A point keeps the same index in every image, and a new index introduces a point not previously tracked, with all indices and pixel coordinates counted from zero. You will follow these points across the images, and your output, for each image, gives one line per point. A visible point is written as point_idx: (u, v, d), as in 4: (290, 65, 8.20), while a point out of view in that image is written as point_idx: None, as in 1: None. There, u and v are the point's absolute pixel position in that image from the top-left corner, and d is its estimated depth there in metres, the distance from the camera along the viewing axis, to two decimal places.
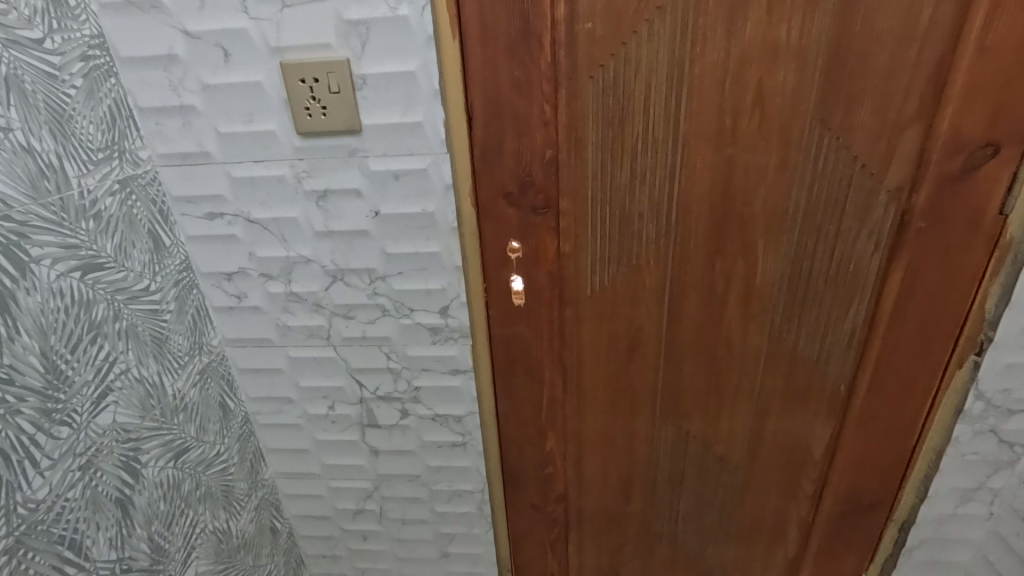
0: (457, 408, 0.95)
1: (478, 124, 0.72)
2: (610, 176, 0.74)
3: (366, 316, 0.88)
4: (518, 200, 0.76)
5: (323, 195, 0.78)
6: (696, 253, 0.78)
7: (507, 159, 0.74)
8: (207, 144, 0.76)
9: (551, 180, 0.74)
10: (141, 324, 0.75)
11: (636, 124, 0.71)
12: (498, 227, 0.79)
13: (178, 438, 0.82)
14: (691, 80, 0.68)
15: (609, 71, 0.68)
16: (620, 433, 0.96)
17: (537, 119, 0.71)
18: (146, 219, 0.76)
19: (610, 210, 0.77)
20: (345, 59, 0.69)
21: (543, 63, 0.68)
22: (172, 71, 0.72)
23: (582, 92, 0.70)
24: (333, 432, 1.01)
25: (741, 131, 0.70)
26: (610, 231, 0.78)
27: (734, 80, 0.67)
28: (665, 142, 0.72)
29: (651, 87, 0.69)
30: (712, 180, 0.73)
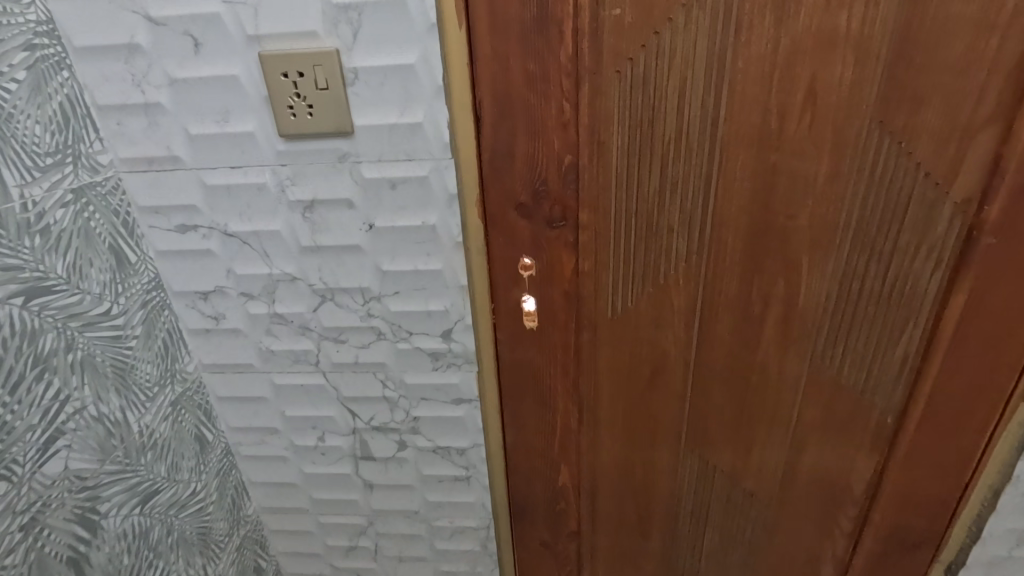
0: (459, 439, 0.86)
1: (486, 126, 0.63)
2: (636, 185, 0.65)
3: (359, 340, 0.78)
4: (531, 212, 0.67)
5: (309, 205, 0.69)
6: (731, 272, 0.69)
7: (519, 165, 0.64)
8: (177, 147, 0.67)
9: (570, 189, 0.65)
10: (100, 354, 0.66)
11: (668, 126, 0.62)
12: (508, 242, 0.69)
13: (145, 481, 0.72)
14: (733, 75, 0.59)
15: (638, 65, 0.59)
16: (640, 467, 0.87)
17: (554, 119, 0.62)
18: (107, 233, 0.67)
19: (635, 224, 0.68)
20: (333, 50, 0.59)
21: (563, 55, 0.59)
22: (135, 64, 0.63)
23: (606, 88, 0.61)
24: (322, 465, 0.92)
25: (788, 134, 0.61)
26: (635, 247, 0.69)
27: (782, 75, 0.58)
28: (700, 147, 0.63)
29: (686, 83, 0.60)
30: (752, 190, 0.64)
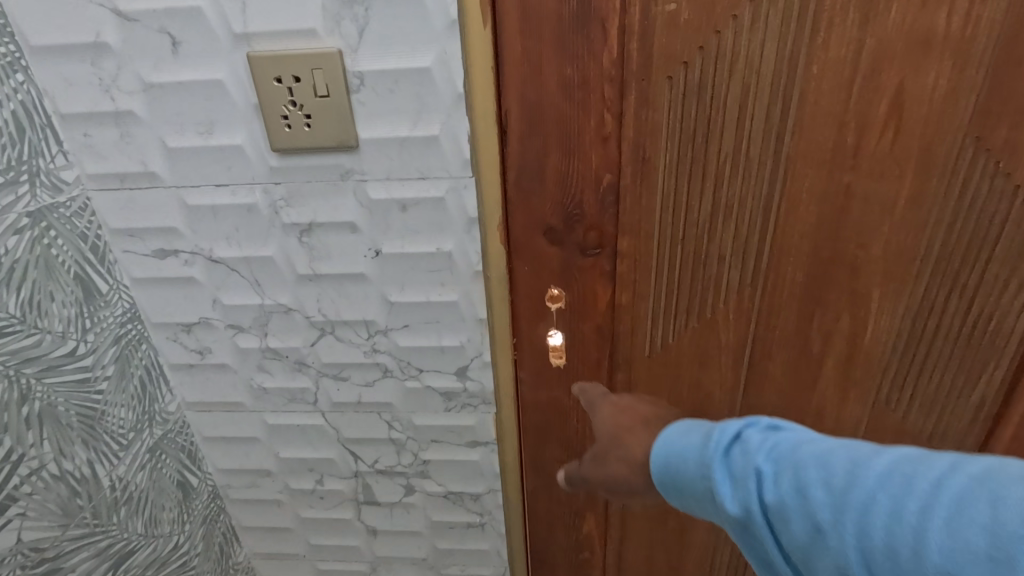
0: (474, 485, 0.77)
1: (513, 140, 0.55)
2: (684, 207, 0.57)
3: (362, 377, 0.70)
4: (563, 237, 0.59)
5: (307, 228, 0.60)
6: (789, 306, 0.61)
7: (550, 185, 0.57)
8: (154, 162, 0.58)
9: (608, 213, 0.58)
10: (62, 403, 0.57)
11: (725, 141, 0.53)
12: (535, 270, 0.62)
13: (117, 542, 0.64)
14: (805, 81, 0.50)
15: (693, 69, 0.51)
16: (674, 513, 0.78)
17: (593, 133, 0.54)
18: (72, 261, 0.58)
19: (681, 251, 0.59)
20: (335, 51, 0.50)
21: (605, 60, 0.51)
22: (102, 66, 0.54)
23: (655, 97, 0.52)
24: (321, 509, 0.83)
25: (867, 150, 0.52)
26: (680, 279, 0.61)
27: (864, 82, 0.50)
28: (762, 164, 0.54)
29: (749, 91, 0.51)
30: (820, 215, 0.56)
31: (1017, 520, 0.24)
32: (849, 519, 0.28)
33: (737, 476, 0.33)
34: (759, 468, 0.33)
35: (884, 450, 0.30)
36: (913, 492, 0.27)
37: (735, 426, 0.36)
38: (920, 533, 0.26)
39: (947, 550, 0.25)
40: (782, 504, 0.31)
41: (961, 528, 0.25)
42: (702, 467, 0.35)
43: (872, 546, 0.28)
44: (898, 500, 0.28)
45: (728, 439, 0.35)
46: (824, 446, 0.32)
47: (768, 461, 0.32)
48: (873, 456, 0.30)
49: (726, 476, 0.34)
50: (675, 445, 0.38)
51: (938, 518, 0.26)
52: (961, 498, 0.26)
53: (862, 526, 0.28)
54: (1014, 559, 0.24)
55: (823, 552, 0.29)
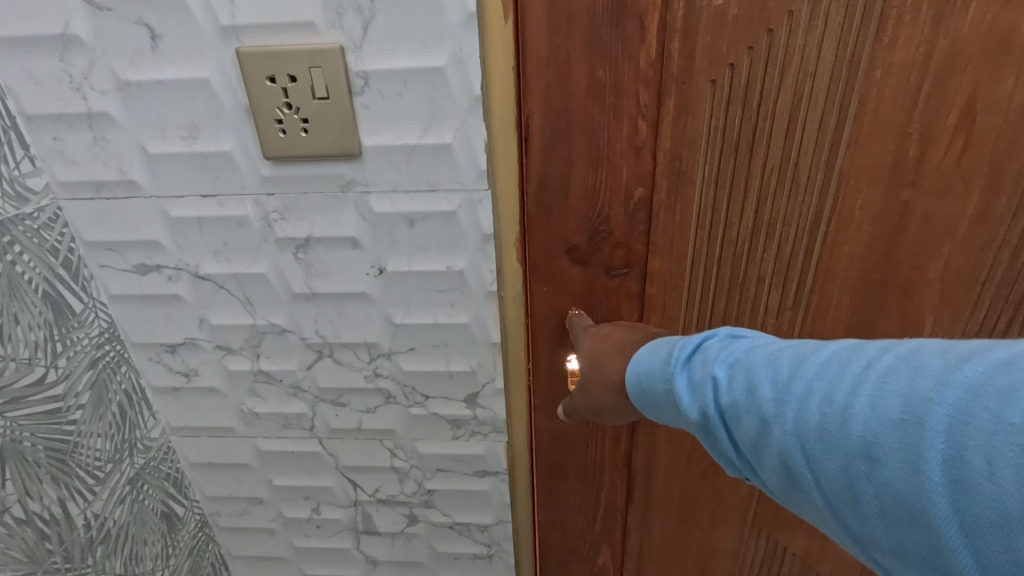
0: (481, 515, 0.72)
1: (536, 151, 0.51)
2: (723, 224, 0.53)
3: (363, 403, 0.64)
4: (586, 256, 0.56)
5: (303, 244, 0.54)
6: (834, 332, 0.56)
7: (576, 199, 0.53)
8: (132, 169, 0.52)
9: (638, 229, 0.54)
10: (28, 438, 0.51)
11: (771, 154, 0.49)
12: (555, 289, 0.58)
13: None
14: (864, 87, 0.45)
15: (740, 73, 0.46)
16: (696, 545, 0.73)
17: (625, 143, 0.50)
18: (41, 279, 0.52)
19: (717, 271, 0.55)
20: (335, 47, 0.45)
21: (642, 62, 0.47)
22: (72, 61, 0.48)
23: (695, 102, 0.48)
24: (317, 538, 0.77)
25: (930, 166, 0.47)
26: (715, 302, 0.56)
27: (931, 89, 0.45)
28: (810, 179, 0.49)
29: (801, 98, 0.46)
30: (873, 235, 0.51)
31: (928, 383, 0.24)
32: (787, 404, 0.29)
33: (697, 384, 0.35)
34: (713, 373, 0.34)
35: (828, 343, 0.30)
36: (844, 374, 0.27)
37: (698, 341, 0.37)
38: (847, 410, 0.26)
39: (868, 419, 0.25)
40: (731, 401, 0.32)
41: (881, 401, 0.25)
42: (669, 381, 0.37)
43: (806, 428, 0.28)
44: (830, 384, 0.28)
45: (689, 352, 0.37)
46: (777, 347, 0.32)
47: (722, 366, 0.33)
48: (817, 350, 0.30)
49: (687, 384, 0.35)
50: (648, 372, 0.40)
51: (863, 395, 0.26)
52: (885, 373, 0.26)
53: (800, 411, 0.28)
54: (921, 418, 0.24)
55: (768, 441, 0.30)
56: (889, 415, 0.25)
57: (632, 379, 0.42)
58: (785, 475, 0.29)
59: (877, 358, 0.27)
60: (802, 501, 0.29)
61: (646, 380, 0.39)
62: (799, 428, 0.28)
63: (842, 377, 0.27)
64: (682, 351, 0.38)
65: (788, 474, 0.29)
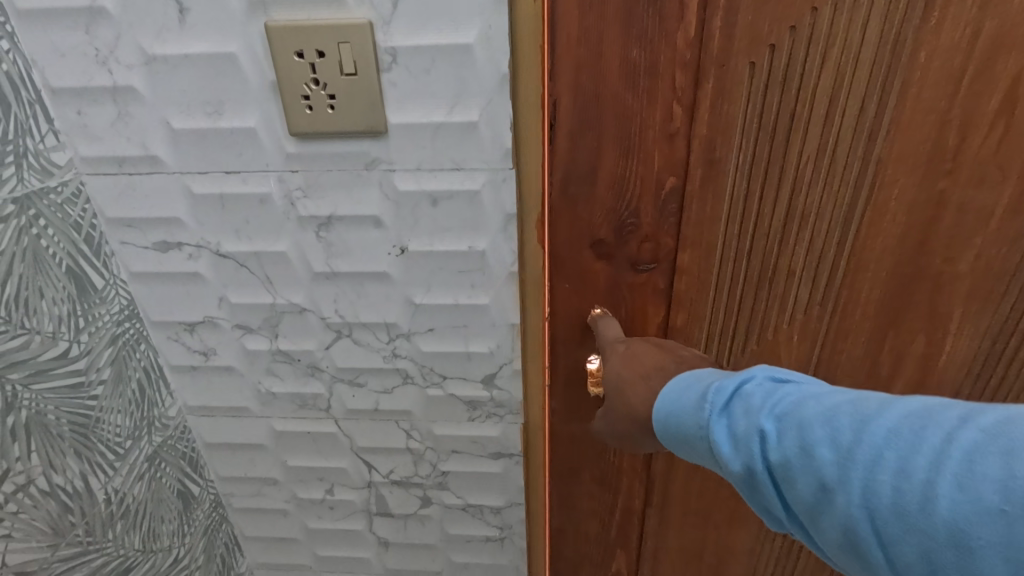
0: (495, 498, 0.73)
1: (564, 138, 0.50)
2: (755, 213, 0.52)
3: (380, 384, 0.64)
4: (613, 251, 0.56)
5: (326, 222, 0.54)
6: (862, 326, 0.56)
7: (605, 189, 0.52)
8: (156, 145, 0.52)
9: (667, 221, 0.54)
10: (52, 411, 0.51)
11: (808, 142, 0.48)
12: (579, 281, 0.57)
13: (112, 559, 0.59)
14: (907, 70, 0.45)
15: (781, 54, 0.45)
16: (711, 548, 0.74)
17: (657, 131, 0.50)
18: (64, 253, 0.52)
19: (745, 263, 0.54)
20: (365, 23, 0.45)
21: (680, 42, 0.46)
22: (99, 34, 0.48)
23: (732, 87, 0.47)
24: (331, 520, 0.78)
25: (968, 155, 0.47)
26: (741, 294, 0.56)
27: (974, 74, 0.44)
28: (843, 168, 0.49)
29: (841, 83, 0.46)
30: (907, 225, 0.50)
31: None
32: (855, 472, 0.27)
33: (741, 437, 0.32)
34: (761, 427, 0.31)
35: (892, 401, 0.29)
36: (921, 447, 0.26)
37: (734, 383, 0.35)
38: (930, 490, 0.25)
39: (957, 504, 0.24)
40: (785, 461, 0.30)
41: (971, 484, 0.24)
42: (703, 428, 0.34)
43: (880, 503, 0.26)
44: (906, 457, 0.26)
45: (726, 398, 0.34)
46: (828, 401, 0.30)
47: (770, 418, 0.31)
48: (879, 409, 0.28)
49: (728, 436, 0.33)
50: (674, 411, 0.37)
51: (947, 474, 0.25)
52: (973, 452, 0.25)
53: (870, 484, 0.27)
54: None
55: (831, 509, 0.28)
56: (985, 503, 0.24)
57: (659, 418, 0.39)
58: (847, 544, 0.28)
59: (960, 433, 0.25)
60: (861, 565, 0.29)
61: (675, 422, 0.37)
62: (870, 501, 0.27)
63: (920, 452, 0.26)
64: (717, 397, 0.35)
65: (851, 543, 0.28)
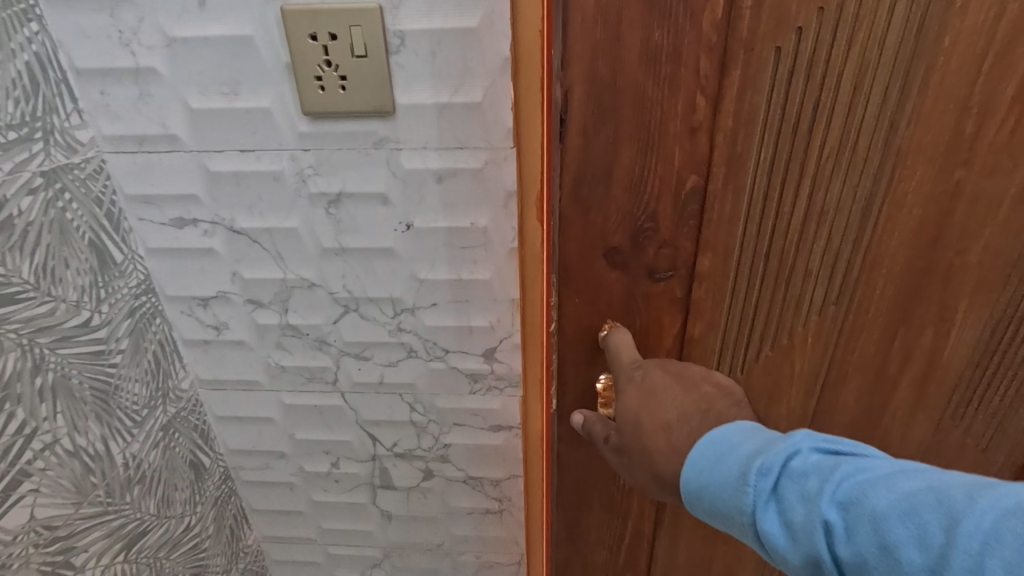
0: (495, 470, 0.76)
1: (576, 131, 0.47)
2: (773, 211, 0.48)
3: (385, 357, 0.67)
4: (628, 259, 0.52)
5: (335, 199, 0.57)
6: (875, 328, 0.52)
7: (617, 190, 0.49)
8: (174, 124, 0.55)
9: (683, 223, 0.50)
10: (76, 375, 0.54)
11: (829, 131, 0.45)
12: (590, 286, 0.54)
13: (131, 521, 0.61)
14: (930, 57, 0.42)
15: (809, 38, 0.42)
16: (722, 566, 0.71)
17: (677, 122, 0.46)
18: (87, 228, 0.55)
19: (761, 266, 0.50)
20: (374, 7, 0.47)
21: (705, 24, 0.42)
22: (122, 17, 0.50)
23: (756, 72, 0.43)
24: (336, 493, 0.81)
25: (986, 143, 0.44)
26: (754, 300, 0.52)
27: (998, 55, 0.41)
28: (863, 159, 0.45)
29: (867, 65, 0.42)
30: (924, 222, 0.47)
31: None
32: None
33: (801, 527, 0.32)
34: (824, 519, 0.31)
35: (976, 491, 0.27)
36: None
37: (781, 459, 0.34)
38: None
39: None
40: (861, 558, 0.29)
41: None
42: (755, 515, 0.34)
43: None
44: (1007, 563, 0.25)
45: (776, 479, 0.34)
46: (897, 485, 0.30)
47: (835, 509, 0.31)
48: (964, 502, 0.27)
49: (784, 527, 0.33)
50: (719, 489, 0.37)
51: None
52: None
53: None
54: None
55: None
56: None
57: (694, 492, 0.39)
58: None
59: None
60: None
61: (721, 501, 0.37)
62: None
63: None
64: (763, 480, 0.34)
65: None
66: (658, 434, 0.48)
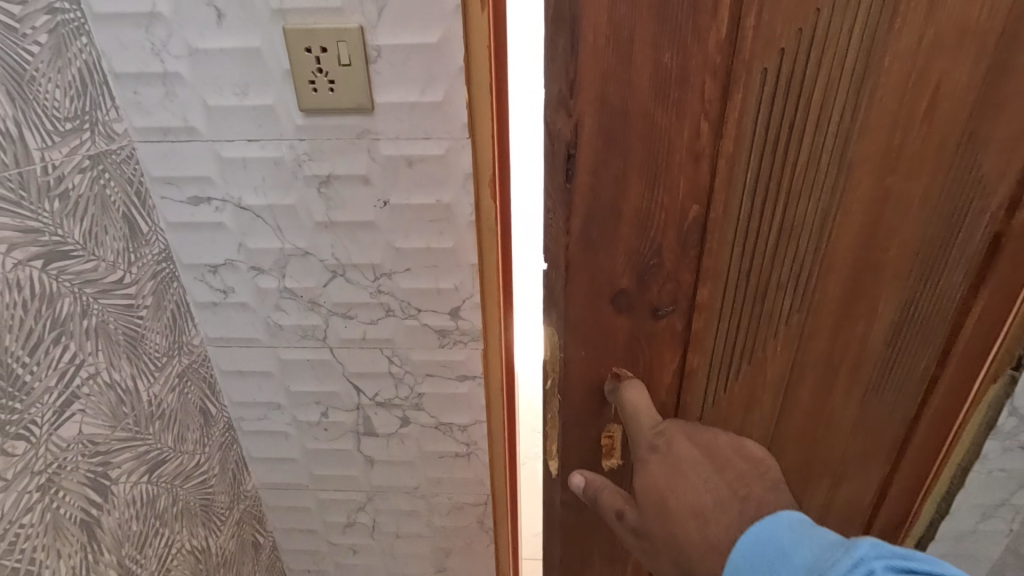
0: (463, 416, 0.89)
1: (587, 169, 0.47)
2: (753, 230, 0.49)
3: (367, 316, 0.80)
4: (633, 301, 0.53)
5: (326, 180, 0.70)
6: (825, 339, 0.55)
7: (627, 225, 0.49)
8: (194, 118, 0.67)
9: (686, 252, 0.50)
10: (113, 322, 0.66)
11: (794, 150, 0.46)
12: (603, 331, 0.55)
13: (153, 450, 0.73)
14: (874, 75, 0.44)
15: (789, 56, 0.43)
16: None
17: (682, 152, 0.46)
18: (121, 202, 0.67)
19: (743, 286, 0.52)
20: (357, 26, 0.61)
21: (711, 39, 0.43)
22: (155, 32, 0.63)
23: (744, 95, 0.44)
24: (325, 441, 0.93)
25: (910, 151, 0.47)
26: (737, 318, 0.54)
27: (923, 71, 0.44)
28: (836, 169, 0.47)
29: (829, 84, 0.44)
30: (873, 232, 0.50)
31: None
32: None
33: None
34: None
35: None
36: None
37: None
38: None
39: None
40: None
41: None
42: None
43: None
44: None
45: None
46: None
47: None
48: None
49: None
50: None
51: None
52: None
53: None
54: None
55: None
56: None
57: None
58: None
59: None
60: None
61: None
62: None
63: None
64: None
65: None
66: (689, 520, 0.50)
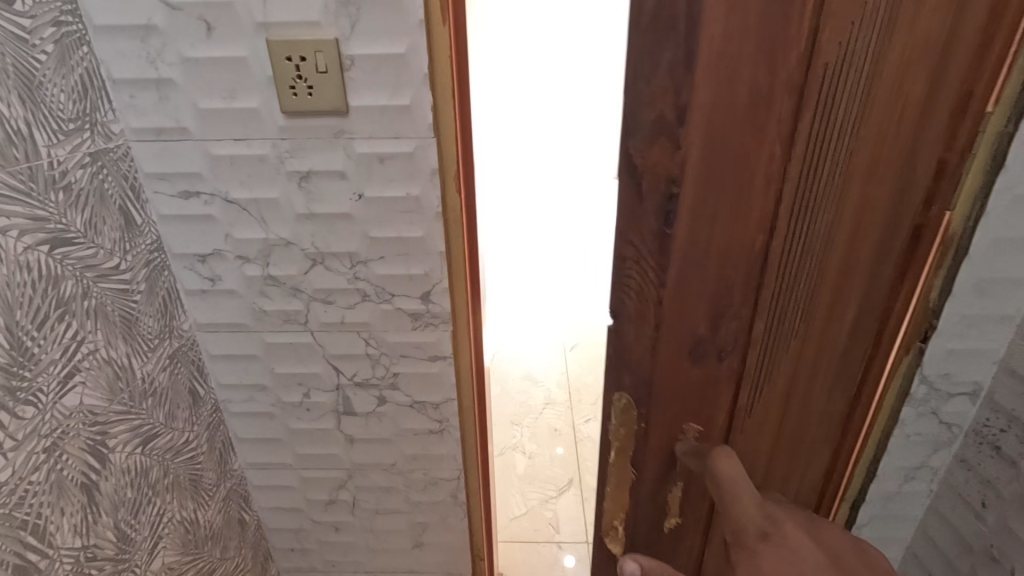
0: (436, 394, 0.96)
1: (685, 216, 0.45)
2: (806, 255, 0.47)
3: (345, 301, 0.87)
4: (709, 349, 0.51)
5: (306, 175, 0.77)
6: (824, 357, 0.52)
7: (711, 265, 0.47)
8: (185, 120, 0.74)
9: (757, 288, 0.48)
10: (110, 304, 0.72)
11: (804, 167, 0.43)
12: (683, 386, 0.53)
13: (146, 424, 0.79)
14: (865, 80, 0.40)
15: (830, 69, 0.40)
16: None
17: (758, 182, 0.43)
18: (118, 196, 0.74)
19: (796, 314, 0.49)
20: (333, 38, 0.68)
21: (794, 56, 0.39)
22: (150, 43, 0.70)
23: (809, 112, 0.41)
24: (307, 421, 1.00)
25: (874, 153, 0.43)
26: (797, 349, 0.51)
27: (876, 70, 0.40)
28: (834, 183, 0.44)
29: (855, 97, 0.41)
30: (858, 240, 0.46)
31: None
32: None
33: None
34: None
35: None
36: None
37: None
38: None
39: None
40: None
41: None
42: None
43: None
44: None
45: None
46: None
47: None
48: None
49: None
50: None
51: None
52: None
53: None
54: None
55: None
56: None
57: None
58: None
59: None
60: None
61: None
62: None
63: None
64: None
65: None
66: None
